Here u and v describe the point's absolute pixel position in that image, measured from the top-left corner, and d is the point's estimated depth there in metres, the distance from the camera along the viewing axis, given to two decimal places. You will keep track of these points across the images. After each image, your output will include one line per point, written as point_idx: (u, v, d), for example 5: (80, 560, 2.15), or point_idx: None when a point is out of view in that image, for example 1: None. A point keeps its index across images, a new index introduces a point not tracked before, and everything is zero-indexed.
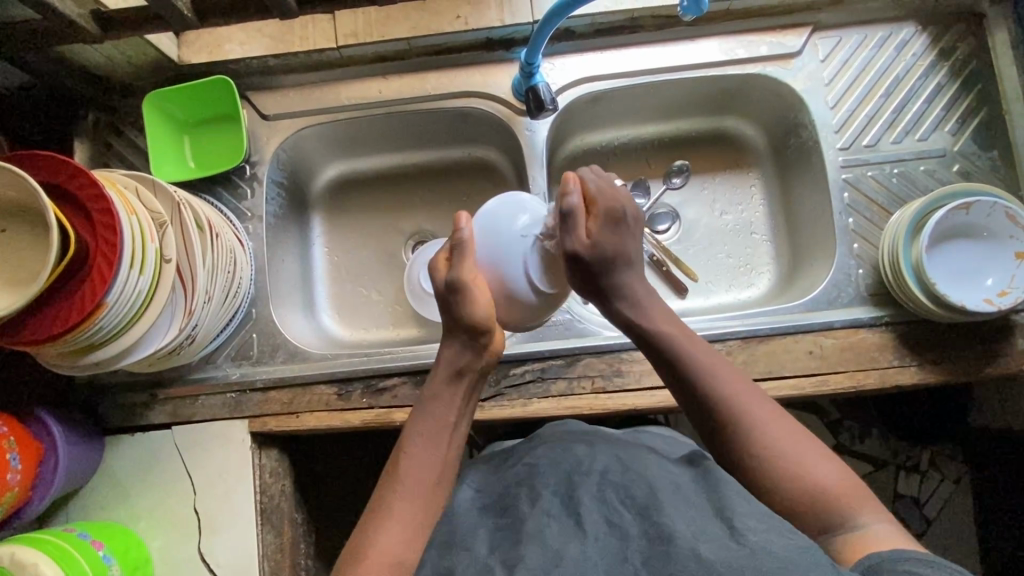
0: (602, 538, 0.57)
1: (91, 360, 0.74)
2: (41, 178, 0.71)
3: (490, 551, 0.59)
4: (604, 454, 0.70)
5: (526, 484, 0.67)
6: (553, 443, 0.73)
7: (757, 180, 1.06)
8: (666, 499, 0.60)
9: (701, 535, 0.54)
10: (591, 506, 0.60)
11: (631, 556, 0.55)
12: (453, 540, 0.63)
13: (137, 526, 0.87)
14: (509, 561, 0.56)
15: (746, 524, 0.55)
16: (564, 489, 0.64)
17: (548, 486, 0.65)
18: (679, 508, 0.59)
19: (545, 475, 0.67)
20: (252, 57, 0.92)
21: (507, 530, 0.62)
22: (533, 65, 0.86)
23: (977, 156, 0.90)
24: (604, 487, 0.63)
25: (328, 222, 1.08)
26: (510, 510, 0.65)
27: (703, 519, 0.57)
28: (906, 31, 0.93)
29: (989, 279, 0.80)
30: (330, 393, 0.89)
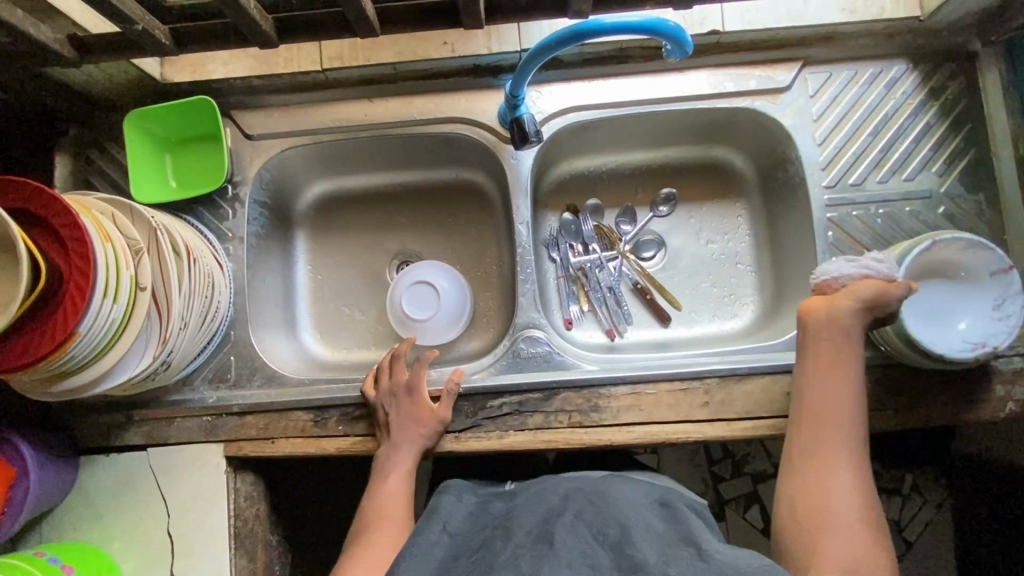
0: (576, 564, 0.55)
1: (65, 387, 0.74)
2: (14, 205, 0.70)
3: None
4: (575, 491, 0.67)
5: (501, 524, 0.64)
6: (530, 488, 0.71)
7: (744, 210, 1.05)
8: (639, 531, 0.59)
9: (672, 561, 0.56)
10: (566, 536, 0.58)
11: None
12: None
13: (110, 548, 0.87)
14: None
15: (716, 550, 0.57)
16: (539, 524, 0.61)
17: (523, 525, 0.62)
18: (648, 539, 0.58)
19: (521, 516, 0.64)
20: (237, 78, 0.92)
21: (480, 562, 0.59)
22: (518, 97, 0.84)
23: (963, 199, 0.90)
24: (576, 521, 0.61)
25: (312, 241, 1.07)
26: (485, 547, 0.61)
27: (672, 546, 0.58)
28: (897, 68, 0.92)
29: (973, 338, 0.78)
30: (306, 419, 0.89)
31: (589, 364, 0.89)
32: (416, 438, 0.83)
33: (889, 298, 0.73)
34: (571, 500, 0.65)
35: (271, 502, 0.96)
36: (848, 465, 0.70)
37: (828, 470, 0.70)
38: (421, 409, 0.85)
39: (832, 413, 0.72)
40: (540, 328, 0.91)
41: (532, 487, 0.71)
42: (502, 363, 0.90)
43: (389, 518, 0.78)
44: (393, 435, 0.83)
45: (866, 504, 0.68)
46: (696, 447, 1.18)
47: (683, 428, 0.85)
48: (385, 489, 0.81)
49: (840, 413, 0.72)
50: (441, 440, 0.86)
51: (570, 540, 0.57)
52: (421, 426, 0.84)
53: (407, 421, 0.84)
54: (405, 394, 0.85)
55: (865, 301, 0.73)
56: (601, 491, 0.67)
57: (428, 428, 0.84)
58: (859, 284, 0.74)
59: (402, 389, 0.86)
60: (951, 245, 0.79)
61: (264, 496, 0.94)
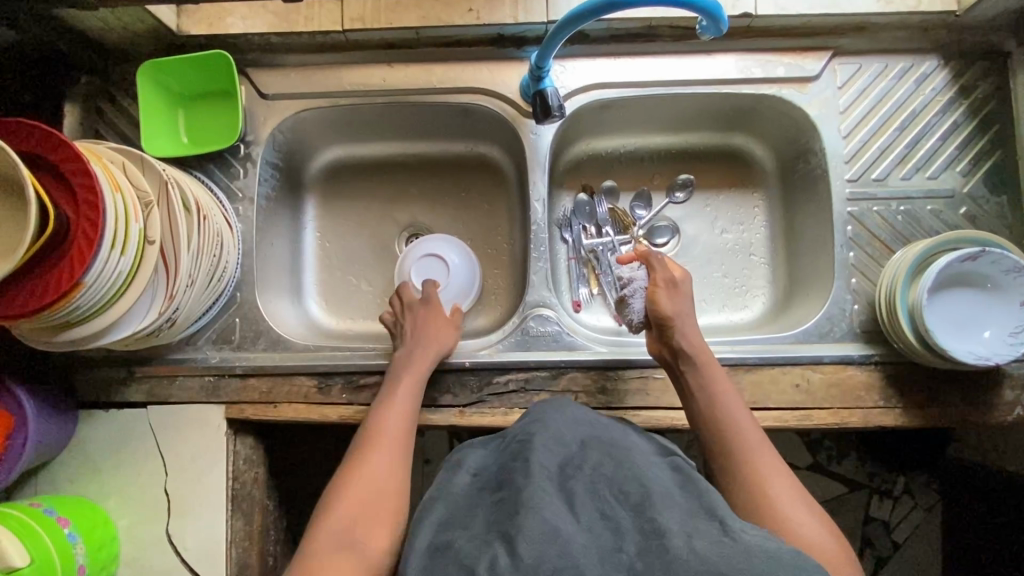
0: (596, 528, 0.52)
1: (68, 337, 0.72)
2: (24, 148, 0.68)
3: (489, 526, 0.53)
4: (597, 442, 0.61)
5: (520, 455, 0.59)
6: (545, 420, 0.65)
7: (761, 201, 1.04)
8: (661, 496, 0.55)
9: (695, 532, 0.51)
10: (585, 498, 0.54)
11: (625, 545, 0.51)
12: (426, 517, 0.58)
13: (106, 504, 0.86)
14: (508, 536, 0.50)
15: (741, 529, 0.52)
16: (557, 473, 0.56)
17: (542, 465, 0.57)
18: (671, 505, 0.54)
19: (540, 450, 0.58)
20: (254, 33, 0.89)
21: (504, 502, 0.55)
22: (543, 69, 0.82)
23: (985, 200, 0.88)
24: (594, 479, 0.56)
25: (321, 207, 1.06)
26: (507, 484, 0.56)
27: (694, 516, 0.53)
28: (929, 64, 0.90)
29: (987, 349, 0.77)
30: (310, 385, 0.88)
31: (599, 346, 0.88)
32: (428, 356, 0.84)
33: (676, 295, 0.83)
34: (591, 452, 0.60)
35: (268, 467, 0.95)
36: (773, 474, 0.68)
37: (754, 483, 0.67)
38: (442, 324, 0.88)
39: (727, 431, 0.72)
40: (550, 307, 0.90)
41: (546, 420, 0.65)
42: (510, 340, 0.89)
43: (386, 438, 0.76)
44: (411, 346, 0.85)
45: (800, 503, 0.65)
46: (694, 436, 1.18)
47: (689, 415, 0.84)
48: (389, 409, 0.78)
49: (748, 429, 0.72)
50: (445, 414, 0.86)
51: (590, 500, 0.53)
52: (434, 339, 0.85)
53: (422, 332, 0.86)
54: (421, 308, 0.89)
55: (664, 315, 0.81)
56: (610, 441, 0.62)
57: (442, 341, 0.86)
58: (655, 304, 0.82)
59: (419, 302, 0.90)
60: (999, 262, 0.77)
61: (262, 461, 0.93)
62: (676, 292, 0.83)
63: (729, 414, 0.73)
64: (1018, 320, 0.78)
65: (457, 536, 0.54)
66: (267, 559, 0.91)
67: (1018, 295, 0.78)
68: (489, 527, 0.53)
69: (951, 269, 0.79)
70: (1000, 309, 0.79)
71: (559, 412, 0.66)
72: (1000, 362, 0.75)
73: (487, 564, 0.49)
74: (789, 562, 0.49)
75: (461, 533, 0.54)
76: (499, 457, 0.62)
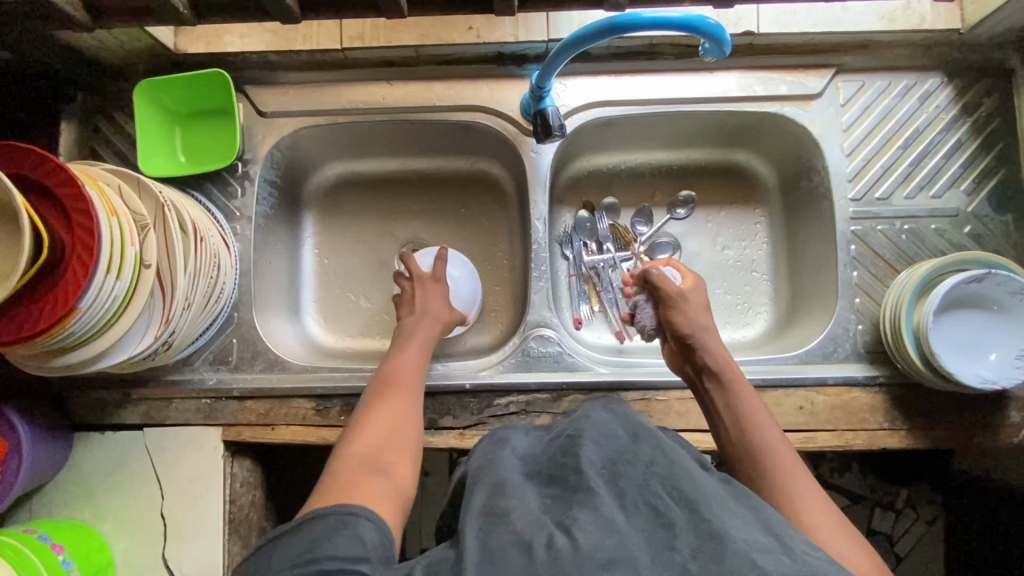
0: (648, 527, 0.49)
1: (63, 363, 0.72)
2: (19, 172, 0.67)
3: (544, 509, 0.52)
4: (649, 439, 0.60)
5: (570, 453, 0.58)
6: (597, 419, 0.64)
7: (763, 218, 1.03)
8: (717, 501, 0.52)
9: (755, 544, 0.47)
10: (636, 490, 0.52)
11: (679, 546, 0.47)
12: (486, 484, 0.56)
13: (101, 528, 0.85)
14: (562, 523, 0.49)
15: (802, 549, 0.48)
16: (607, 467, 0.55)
17: (593, 461, 0.56)
18: (728, 511, 0.51)
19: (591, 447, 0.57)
20: (252, 52, 0.88)
21: (557, 496, 0.54)
22: (544, 89, 0.81)
23: (990, 219, 0.88)
24: (648, 477, 0.53)
25: (320, 224, 1.05)
26: (559, 480, 0.56)
27: (752, 527, 0.50)
28: (932, 81, 0.90)
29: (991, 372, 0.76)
30: (308, 407, 0.87)
31: (600, 366, 0.87)
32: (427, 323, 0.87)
33: (682, 309, 0.80)
34: (643, 447, 0.58)
35: (266, 488, 0.94)
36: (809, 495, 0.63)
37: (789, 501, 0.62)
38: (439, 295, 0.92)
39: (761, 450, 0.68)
40: (551, 327, 0.89)
41: (596, 414, 0.65)
42: (511, 360, 0.88)
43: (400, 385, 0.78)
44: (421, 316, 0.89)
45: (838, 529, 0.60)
46: None
47: (692, 437, 0.84)
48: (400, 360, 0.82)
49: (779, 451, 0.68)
50: (445, 436, 0.85)
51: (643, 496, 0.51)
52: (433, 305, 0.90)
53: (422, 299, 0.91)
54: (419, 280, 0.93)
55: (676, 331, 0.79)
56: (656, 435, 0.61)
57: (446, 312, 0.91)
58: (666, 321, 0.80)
59: (420, 275, 0.93)
60: (1004, 284, 0.76)
61: (259, 482, 0.92)
62: (691, 300, 0.82)
63: (763, 435, 0.69)
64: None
65: (513, 506, 0.52)
66: None
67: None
68: (545, 511, 0.52)
69: (957, 290, 0.78)
70: (1005, 330, 0.78)
71: (606, 408, 0.67)
72: (1005, 386, 0.75)
73: (545, 540, 0.47)
74: None
75: (516, 505, 0.52)
76: (547, 453, 0.61)
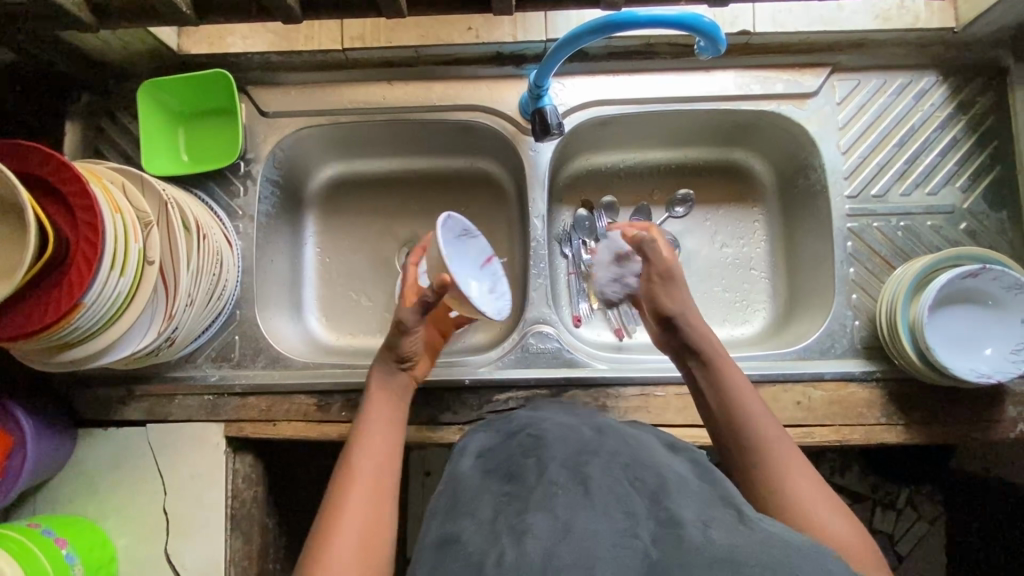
0: (611, 513, 0.49)
1: (67, 358, 0.73)
2: (26, 170, 0.69)
3: (495, 516, 0.52)
4: (612, 433, 0.61)
5: (531, 452, 0.58)
6: (558, 422, 0.64)
7: (761, 216, 1.04)
8: (679, 487, 0.52)
9: (713, 521, 0.48)
10: (601, 477, 0.52)
11: (640, 532, 0.47)
12: (458, 504, 0.56)
13: (104, 524, 0.86)
14: (515, 527, 0.48)
15: (762, 521, 0.49)
16: (571, 459, 0.55)
17: (555, 456, 0.56)
18: (686, 496, 0.51)
19: (551, 446, 0.58)
20: (255, 52, 0.90)
21: (511, 495, 0.53)
22: (542, 87, 0.82)
23: (986, 216, 0.88)
24: (611, 466, 0.54)
25: (321, 223, 1.06)
26: (517, 478, 0.55)
27: (712, 508, 0.50)
28: (927, 80, 0.91)
29: (987, 367, 0.77)
30: (309, 403, 0.88)
31: (599, 363, 0.88)
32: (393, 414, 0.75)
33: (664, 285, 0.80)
34: (607, 440, 0.58)
35: (268, 485, 0.95)
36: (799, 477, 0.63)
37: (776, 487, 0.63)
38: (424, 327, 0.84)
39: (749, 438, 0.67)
40: (551, 324, 0.90)
41: (555, 419, 0.65)
42: (510, 357, 0.88)
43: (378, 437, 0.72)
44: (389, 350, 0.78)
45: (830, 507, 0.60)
46: None
47: (690, 432, 0.84)
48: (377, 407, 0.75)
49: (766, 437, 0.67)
50: (445, 430, 0.86)
51: (605, 486, 0.51)
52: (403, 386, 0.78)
53: (386, 390, 0.77)
54: (383, 373, 0.78)
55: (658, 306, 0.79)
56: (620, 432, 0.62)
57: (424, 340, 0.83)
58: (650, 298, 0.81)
59: (382, 356, 0.78)
60: (1000, 279, 0.76)
61: (262, 479, 0.92)
62: (672, 285, 0.80)
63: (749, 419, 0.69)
64: (1020, 337, 0.77)
65: (465, 527, 0.52)
66: None
67: (1019, 312, 0.78)
68: (496, 519, 0.51)
69: (953, 287, 0.79)
70: (1001, 325, 0.79)
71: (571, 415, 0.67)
72: (1002, 380, 0.75)
73: (495, 559, 0.47)
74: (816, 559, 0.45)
75: (468, 523, 0.52)
76: (507, 450, 0.61)
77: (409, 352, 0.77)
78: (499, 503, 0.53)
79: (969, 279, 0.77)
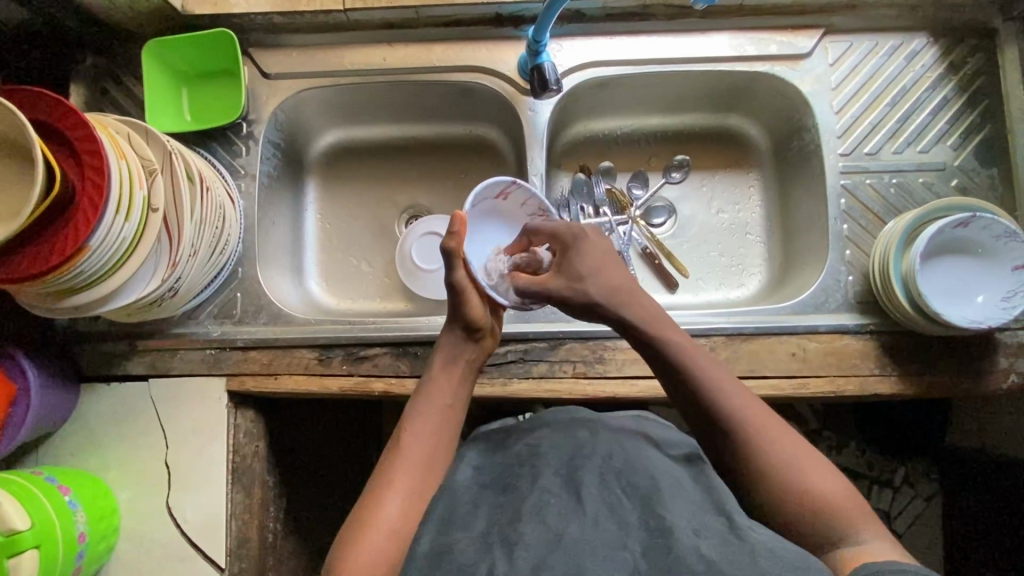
0: (603, 522, 0.58)
1: (70, 304, 0.73)
2: (34, 117, 0.70)
3: (489, 527, 0.60)
4: (606, 436, 0.71)
5: (527, 461, 0.68)
6: (554, 427, 0.73)
7: (756, 181, 1.05)
8: (668, 494, 0.61)
9: (702, 530, 0.56)
10: (593, 489, 0.61)
11: (630, 544, 0.56)
12: (452, 519, 0.62)
13: (106, 477, 0.86)
14: (509, 536, 0.57)
15: (746, 525, 0.56)
16: (566, 469, 0.65)
17: (550, 466, 0.66)
18: (676, 502, 0.60)
19: (546, 454, 0.68)
20: (257, 13, 0.91)
21: (504, 504, 0.62)
22: (541, 44, 0.85)
23: (976, 172, 0.90)
24: (605, 473, 0.64)
25: (322, 189, 1.07)
26: (510, 488, 0.65)
27: (702, 514, 0.58)
28: (918, 41, 0.92)
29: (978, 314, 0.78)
30: (311, 357, 0.89)
31: None
32: (451, 395, 0.73)
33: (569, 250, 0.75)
34: (600, 444, 0.69)
35: (270, 444, 0.95)
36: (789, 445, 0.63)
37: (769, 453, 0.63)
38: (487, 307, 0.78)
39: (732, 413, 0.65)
40: None
41: (553, 424, 0.74)
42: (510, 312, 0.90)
43: (434, 418, 0.71)
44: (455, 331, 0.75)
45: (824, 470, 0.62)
46: None
47: None
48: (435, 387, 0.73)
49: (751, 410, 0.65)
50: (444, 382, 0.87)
51: (598, 497, 0.60)
52: (467, 366, 0.75)
53: (449, 364, 0.74)
54: (453, 345, 0.75)
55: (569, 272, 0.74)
56: (609, 428, 0.74)
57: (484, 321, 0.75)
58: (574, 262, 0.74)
59: (451, 327, 0.76)
60: (990, 227, 0.78)
61: (263, 436, 0.93)
62: (570, 254, 0.74)
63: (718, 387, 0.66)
64: (1010, 284, 0.79)
65: (457, 538, 0.59)
66: (267, 534, 0.91)
67: (1008, 259, 0.79)
68: (487, 532, 0.59)
69: (941, 239, 0.81)
70: (990, 274, 0.81)
71: (567, 414, 0.77)
72: (994, 325, 0.76)
73: (487, 567, 0.54)
74: (794, 556, 0.51)
75: (461, 535, 0.59)
76: (504, 459, 0.70)
77: (478, 321, 0.74)
78: (496, 512, 0.62)
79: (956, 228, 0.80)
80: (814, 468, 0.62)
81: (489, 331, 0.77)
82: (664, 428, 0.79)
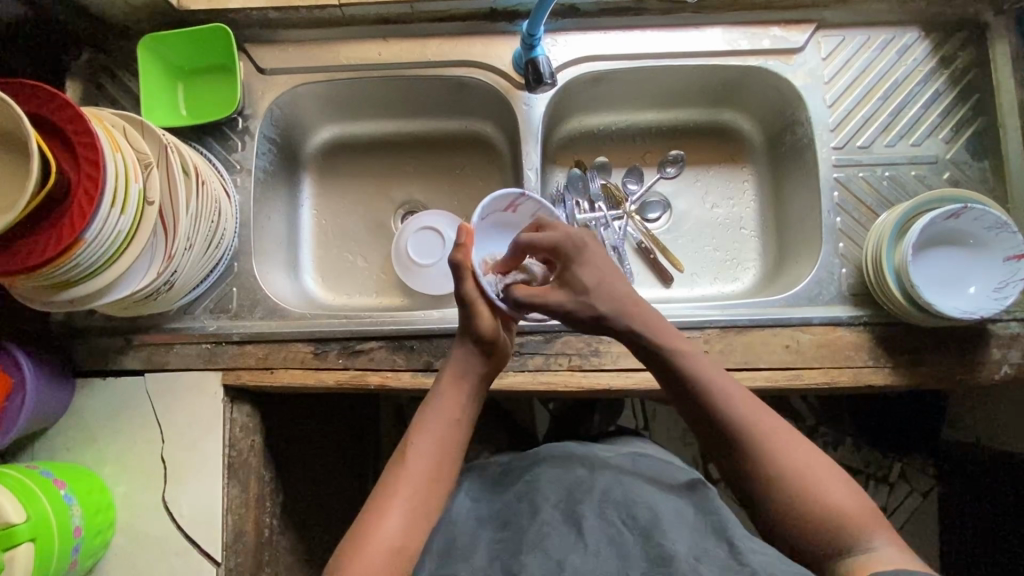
0: (602, 555, 0.62)
1: (66, 296, 0.73)
2: (28, 109, 0.70)
3: (491, 562, 0.64)
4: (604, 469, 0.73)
5: (526, 496, 0.70)
6: (553, 460, 0.75)
7: (750, 176, 1.06)
8: (667, 522, 0.65)
9: (701, 557, 0.61)
10: (593, 522, 0.65)
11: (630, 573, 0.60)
12: (454, 549, 0.67)
13: (102, 471, 0.86)
14: (513, 569, 0.62)
15: (745, 551, 0.61)
16: (566, 502, 0.68)
17: (549, 500, 0.69)
18: (676, 529, 0.64)
19: (545, 489, 0.70)
20: (253, 9, 0.91)
21: (506, 540, 0.66)
22: (535, 37, 0.86)
23: (968, 166, 0.91)
24: (606, 504, 0.67)
25: (318, 184, 1.07)
26: (510, 525, 0.68)
27: (703, 539, 0.64)
28: (910, 36, 0.93)
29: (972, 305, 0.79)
30: (307, 351, 0.89)
31: None
32: (460, 412, 0.73)
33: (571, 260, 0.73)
34: (599, 477, 0.71)
35: (266, 439, 0.95)
36: (810, 458, 0.64)
37: (793, 466, 0.64)
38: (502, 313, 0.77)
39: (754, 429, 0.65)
40: None
41: (552, 457, 0.75)
42: None
43: (439, 435, 0.71)
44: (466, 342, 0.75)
45: (842, 484, 0.63)
46: None
47: None
48: (439, 403, 0.73)
49: (772, 421, 0.66)
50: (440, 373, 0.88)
51: (598, 530, 0.64)
52: (477, 382, 0.75)
53: (458, 379, 0.74)
54: (464, 360, 0.75)
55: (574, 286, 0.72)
56: (604, 460, 0.75)
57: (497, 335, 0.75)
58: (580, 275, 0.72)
59: (462, 340, 0.75)
60: (980, 219, 0.79)
61: (259, 430, 0.93)
62: (579, 264, 0.72)
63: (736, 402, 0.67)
64: (1001, 275, 0.79)
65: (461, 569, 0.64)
66: (263, 530, 0.91)
67: (999, 251, 0.80)
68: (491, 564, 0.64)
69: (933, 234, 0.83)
70: (982, 266, 0.81)
71: (566, 447, 0.78)
72: (986, 314, 0.77)
73: None
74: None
75: (464, 567, 0.64)
76: (504, 499, 0.73)
77: (488, 335, 0.74)
78: (498, 545, 0.66)
79: (948, 221, 0.80)
80: (831, 481, 0.63)
81: (502, 347, 0.76)
82: (658, 459, 0.80)
